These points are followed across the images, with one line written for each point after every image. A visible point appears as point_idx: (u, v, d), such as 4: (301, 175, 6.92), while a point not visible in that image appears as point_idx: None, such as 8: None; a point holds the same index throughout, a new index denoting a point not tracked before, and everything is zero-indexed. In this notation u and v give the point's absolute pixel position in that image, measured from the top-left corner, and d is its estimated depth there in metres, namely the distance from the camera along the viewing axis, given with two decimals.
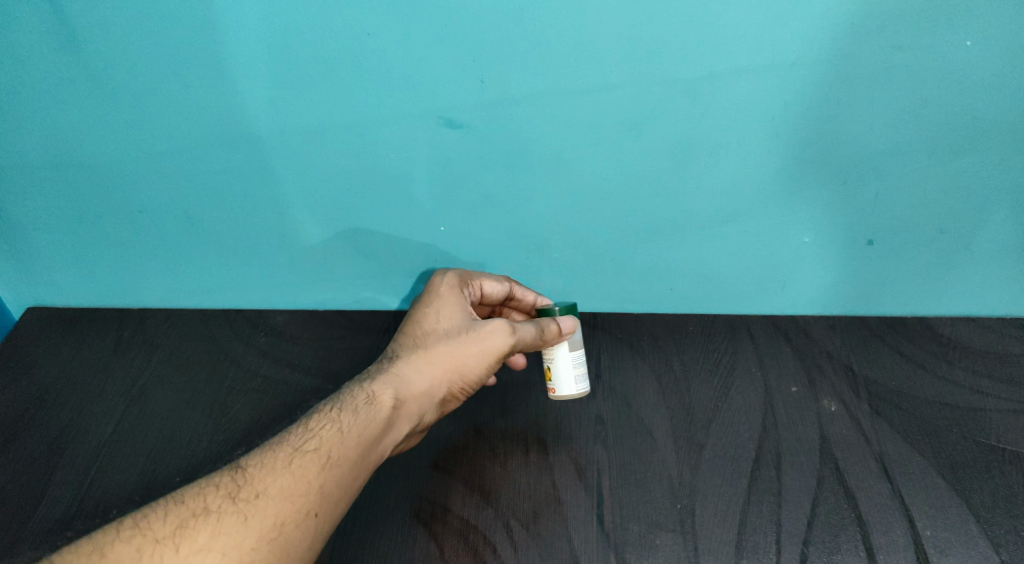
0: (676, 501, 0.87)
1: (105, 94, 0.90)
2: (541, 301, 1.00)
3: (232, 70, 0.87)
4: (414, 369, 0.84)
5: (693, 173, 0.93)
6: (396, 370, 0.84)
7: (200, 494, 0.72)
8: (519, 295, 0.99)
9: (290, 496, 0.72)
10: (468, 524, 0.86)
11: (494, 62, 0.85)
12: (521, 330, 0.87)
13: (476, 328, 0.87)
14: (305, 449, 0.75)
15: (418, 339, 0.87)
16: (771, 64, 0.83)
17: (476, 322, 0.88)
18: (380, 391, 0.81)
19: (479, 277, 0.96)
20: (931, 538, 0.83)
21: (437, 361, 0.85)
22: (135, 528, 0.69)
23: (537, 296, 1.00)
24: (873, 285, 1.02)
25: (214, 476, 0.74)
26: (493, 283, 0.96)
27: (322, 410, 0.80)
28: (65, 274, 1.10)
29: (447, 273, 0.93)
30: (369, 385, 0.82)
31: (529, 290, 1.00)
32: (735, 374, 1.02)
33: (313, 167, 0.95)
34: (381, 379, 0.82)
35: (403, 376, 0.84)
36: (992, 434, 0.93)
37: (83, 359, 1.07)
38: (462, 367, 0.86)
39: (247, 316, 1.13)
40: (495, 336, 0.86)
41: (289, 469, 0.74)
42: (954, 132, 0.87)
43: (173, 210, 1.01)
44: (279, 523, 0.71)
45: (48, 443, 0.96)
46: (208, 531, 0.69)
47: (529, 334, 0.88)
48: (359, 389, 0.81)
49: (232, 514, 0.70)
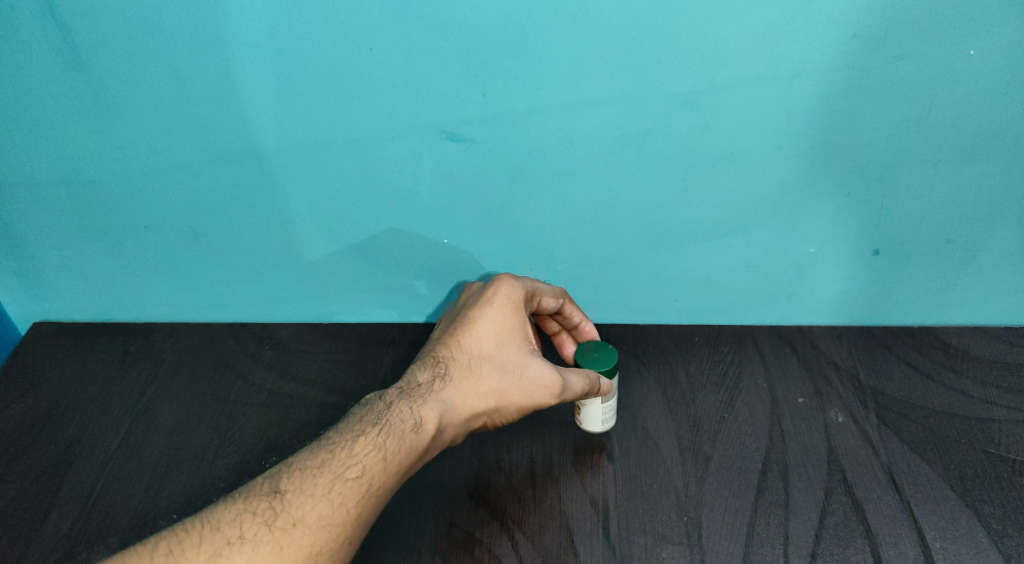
0: (683, 514, 0.87)
1: (110, 111, 0.91)
2: (587, 323, 0.99)
3: (235, 85, 0.87)
4: (461, 397, 0.83)
5: (696, 185, 0.93)
6: (445, 396, 0.82)
7: (236, 520, 0.70)
8: (568, 313, 0.97)
9: (327, 525, 0.71)
10: (474, 538, 0.85)
11: (496, 76, 0.85)
12: (575, 382, 0.86)
13: (532, 372, 0.84)
14: (347, 475, 0.74)
15: (472, 362, 0.84)
16: (773, 74, 0.83)
17: (535, 360, 0.85)
18: (428, 419, 0.79)
19: (542, 292, 0.92)
20: (941, 551, 0.82)
21: (485, 395, 0.83)
22: (169, 555, 0.68)
23: (585, 319, 0.98)
24: (879, 294, 1.02)
25: (251, 500, 0.72)
26: (550, 299, 0.93)
27: (368, 432, 0.77)
28: (72, 289, 1.10)
29: (514, 285, 0.89)
30: (418, 408, 0.80)
31: (580, 311, 0.98)
32: (742, 386, 1.01)
33: (317, 181, 0.95)
34: (430, 404, 0.80)
35: (450, 403, 0.82)
36: (1002, 444, 0.92)
37: (90, 374, 1.08)
38: (505, 408, 0.84)
39: (254, 330, 1.14)
40: (549, 388, 0.84)
41: (328, 496, 0.73)
42: (959, 141, 0.87)
43: (179, 226, 1.01)
44: (314, 554, 0.70)
45: (56, 458, 0.96)
46: (243, 560, 0.68)
47: (578, 388, 0.86)
48: (407, 412, 0.79)
49: (268, 543, 0.69)
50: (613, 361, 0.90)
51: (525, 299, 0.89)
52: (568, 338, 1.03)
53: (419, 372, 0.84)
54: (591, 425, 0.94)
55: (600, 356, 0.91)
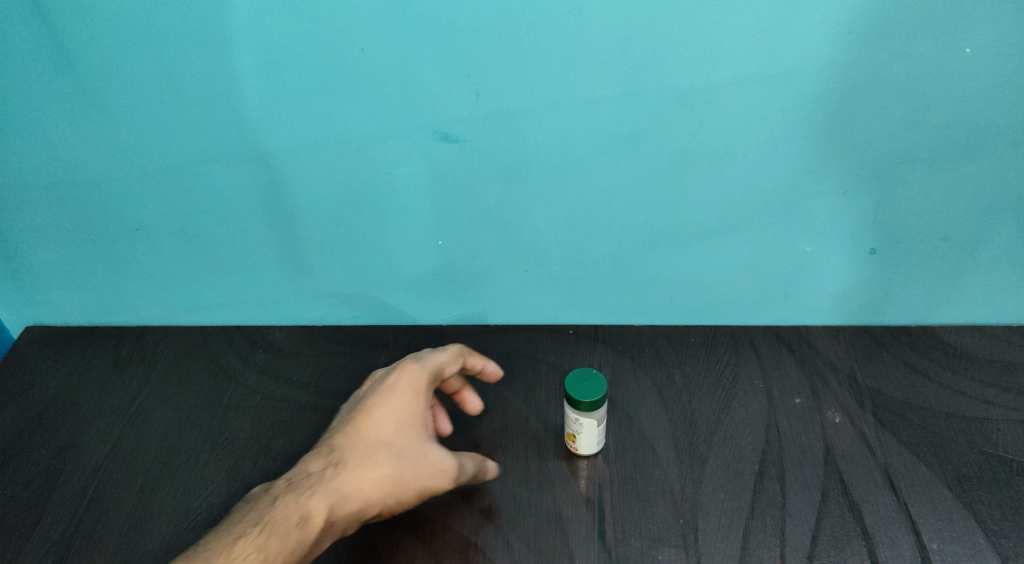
0: (679, 516, 0.86)
1: (100, 112, 0.90)
2: (490, 366, 0.95)
3: (227, 87, 0.87)
4: (355, 485, 0.79)
5: (692, 185, 0.92)
6: (336, 486, 0.78)
7: None
8: (469, 364, 0.93)
9: None
10: (468, 541, 0.85)
11: (489, 75, 0.84)
12: (468, 464, 0.84)
13: (429, 460, 0.81)
14: None
15: (368, 449, 0.81)
16: (769, 73, 0.82)
17: (432, 449, 0.82)
18: (315, 512, 0.76)
19: (443, 365, 0.90)
20: (938, 552, 0.81)
21: (380, 483, 0.79)
22: None
23: (486, 362, 0.94)
24: (876, 293, 1.02)
25: None
26: (449, 364, 0.90)
27: (248, 533, 0.74)
28: (63, 293, 1.10)
29: (415, 370, 0.88)
30: (306, 501, 0.77)
31: (480, 357, 0.94)
32: (738, 387, 1.01)
33: (309, 183, 0.95)
34: (319, 495, 0.77)
35: (342, 494, 0.78)
36: (1000, 444, 0.91)
37: (83, 378, 1.07)
38: (401, 495, 0.80)
39: (247, 332, 1.13)
40: (445, 474, 0.81)
41: None
42: (955, 140, 0.86)
43: (171, 228, 1.01)
44: None
45: (47, 462, 0.95)
46: None
47: (470, 472, 0.85)
48: (293, 506, 0.76)
49: None
50: (600, 392, 0.86)
51: (426, 383, 0.87)
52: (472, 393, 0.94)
53: (312, 462, 0.81)
54: (580, 446, 0.91)
55: (586, 386, 0.86)
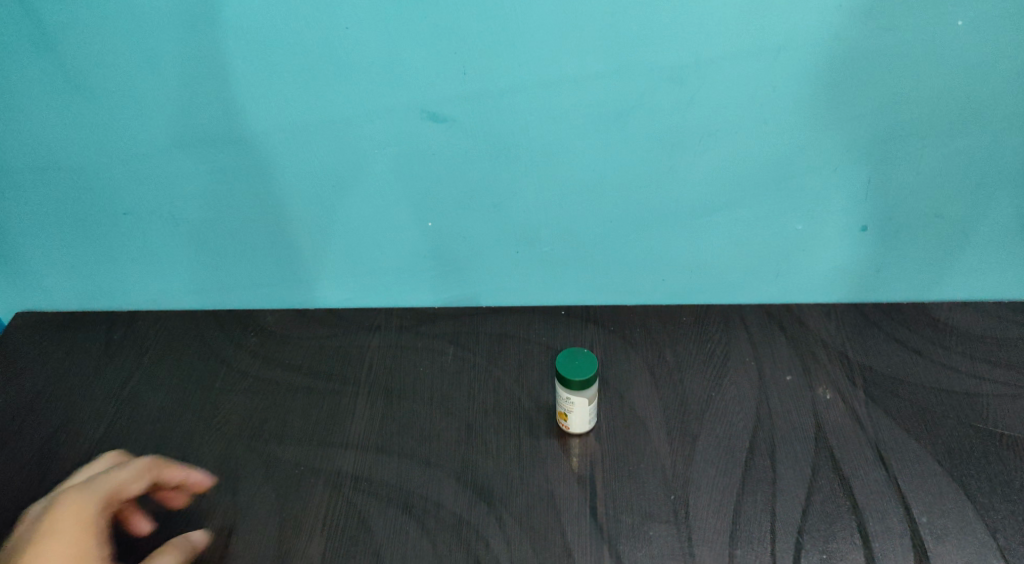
0: (671, 493, 0.86)
1: (85, 95, 0.89)
2: (192, 475, 0.91)
3: (212, 68, 0.86)
4: None
5: (682, 162, 0.92)
6: None
7: None
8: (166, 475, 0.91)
9: None
10: (460, 519, 0.85)
11: (477, 54, 0.84)
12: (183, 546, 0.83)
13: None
14: None
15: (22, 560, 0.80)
16: (758, 49, 0.82)
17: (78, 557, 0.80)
18: None
19: (138, 466, 0.91)
20: (928, 525, 0.82)
21: None
22: None
23: (187, 473, 0.91)
24: (866, 270, 1.02)
25: None
26: (139, 462, 0.92)
27: None
28: (53, 278, 1.09)
29: (133, 465, 0.90)
30: None
31: (181, 468, 0.91)
32: (729, 365, 1.01)
33: (298, 165, 0.94)
34: None
35: None
36: (989, 419, 0.92)
37: (74, 363, 1.07)
38: None
39: (238, 316, 1.13)
40: None
41: None
42: (944, 114, 0.86)
43: (159, 211, 1.00)
44: None
45: (40, 446, 0.95)
46: None
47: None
48: None
49: None
50: (591, 371, 0.86)
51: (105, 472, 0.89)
52: (180, 492, 0.89)
53: None
54: (571, 425, 0.91)
55: (577, 365, 0.86)
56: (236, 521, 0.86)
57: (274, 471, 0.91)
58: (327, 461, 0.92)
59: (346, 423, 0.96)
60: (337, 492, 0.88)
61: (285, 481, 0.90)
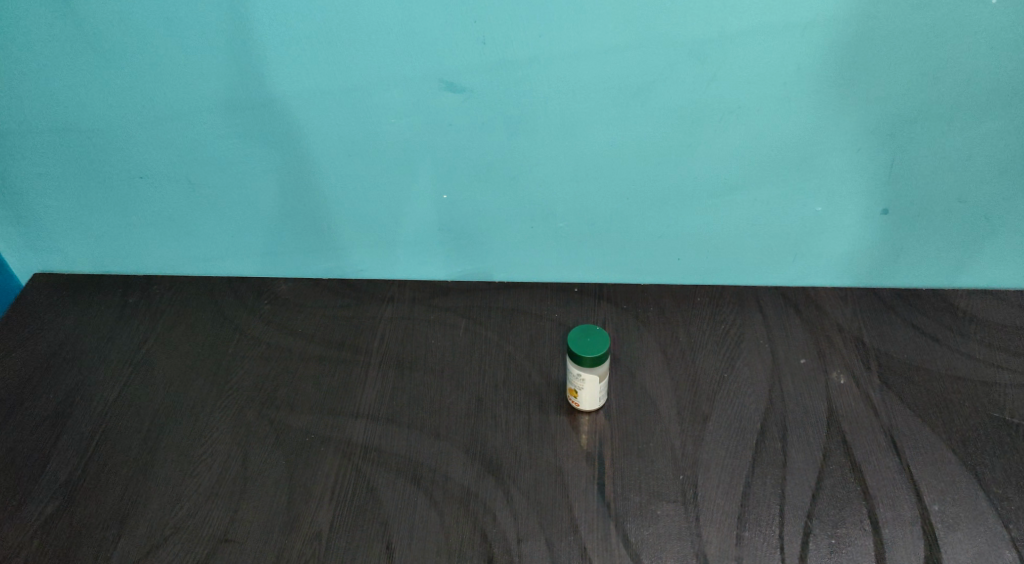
0: (679, 472, 0.86)
1: (101, 58, 0.89)
2: None
3: (229, 32, 0.85)
4: None
5: (702, 139, 0.90)
6: None
7: None
8: None
9: None
10: (468, 492, 0.85)
11: (496, 25, 0.82)
12: None
13: None
14: None
15: None
16: (784, 25, 0.80)
17: None
18: None
19: None
20: (939, 513, 0.81)
21: None
22: None
23: None
24: (886, 254, 1.01)
25: None
26: None
27: None
28: (70, 241, 1.10)
29: None
30: None
31: None
32: (743, 346, 1.00)
33: (313, 133, 0.94)
34: None
35: None
36: (1006, 408, 0.90)
37: (90, 325, 1.08)
38: None
39: (252, 284, 1.13)
40: None
41: None
42: (975, 96, 0.84)
43: (176, 176, 1.00)
44: None
45: (56, 406, 0.97)
46: None
47: None
48: None
49: None
50: (602, 348, 0.85)
51: None
52: None
53: None
54: (581, 402, 0.91)
55: (589, 342, 0.86)
56: (246, 487, 0.86)
57: (285, 438, 0.91)
58: (337, 430, 0.92)
59: (357, 393, 0.96)
60: (347, 460, 0.89)
61: (295, 448, 0.90)
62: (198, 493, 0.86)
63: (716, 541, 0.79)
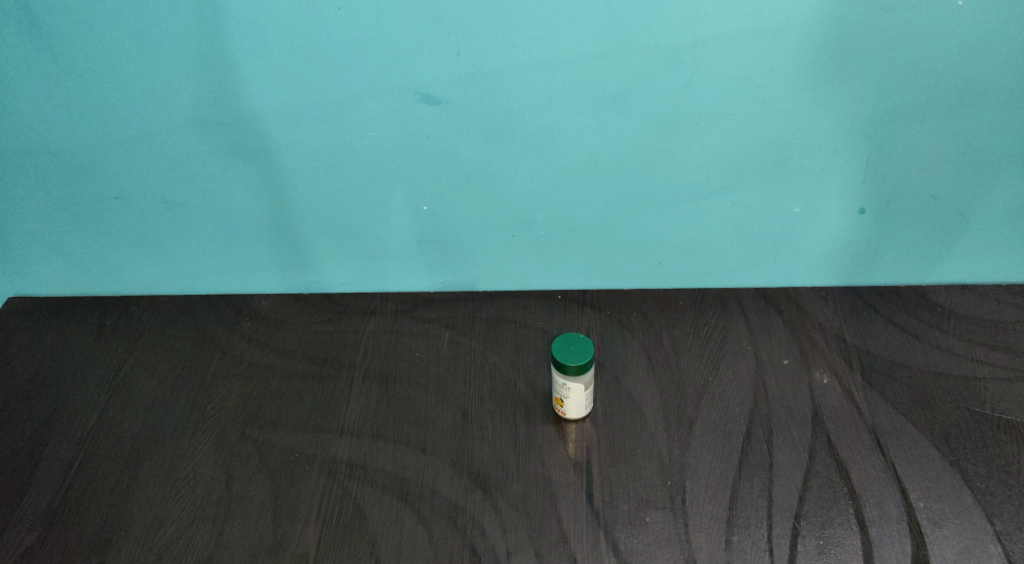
0: (667, 478, 0.86)
1: (71, 78, 0.87)
2: None
3: (199, 49, 0.84)
4: None
5: (679, 145, 0.91)
6: None
7: None
8: None
9: None
10: (456, 506, 0.84)
11: (470, 35, 0.82)
12: None
13: None
14: None
15: None
16: (756, 30, 0.80)
17: None
18: None
19: None
20: (925, 510, 0.81)
21: None
22: None
23: None
24: (865, 253, 1.02)
25: None
26: None
27: None
28: (45, 263, 1.08)
29: None
30: None
31: None
32: (726, 348, 1.00)
33: (289, 148, 0.93)
34: None
35: None
36: (987, 403, 0.91)
37: (67, 349, 1.06)
38: None
39: (232, 301, 1.12)
40: None
41: None
42: (946, 95, 0.85)
43: (151, 196, 0.99)
44: None
45: (34, 433, 0.95)
46: None
47: None
48: None
49: None
50: (587, 357, 0.85)
51: None
52: None
53: None
54: (567, 411, 0.91)
55: (573, 351, 0.86)
56: (230, 510, 0.85)
57: (269, 458, 0.90)
58: (322, 447, 0.91)
59: (341, 410, 0.96)
60: (333, 478, 0.88)
61: (280, 468, 0.89)
62: (182, 518, 0.85)
63: (705, 547, 0.79)
